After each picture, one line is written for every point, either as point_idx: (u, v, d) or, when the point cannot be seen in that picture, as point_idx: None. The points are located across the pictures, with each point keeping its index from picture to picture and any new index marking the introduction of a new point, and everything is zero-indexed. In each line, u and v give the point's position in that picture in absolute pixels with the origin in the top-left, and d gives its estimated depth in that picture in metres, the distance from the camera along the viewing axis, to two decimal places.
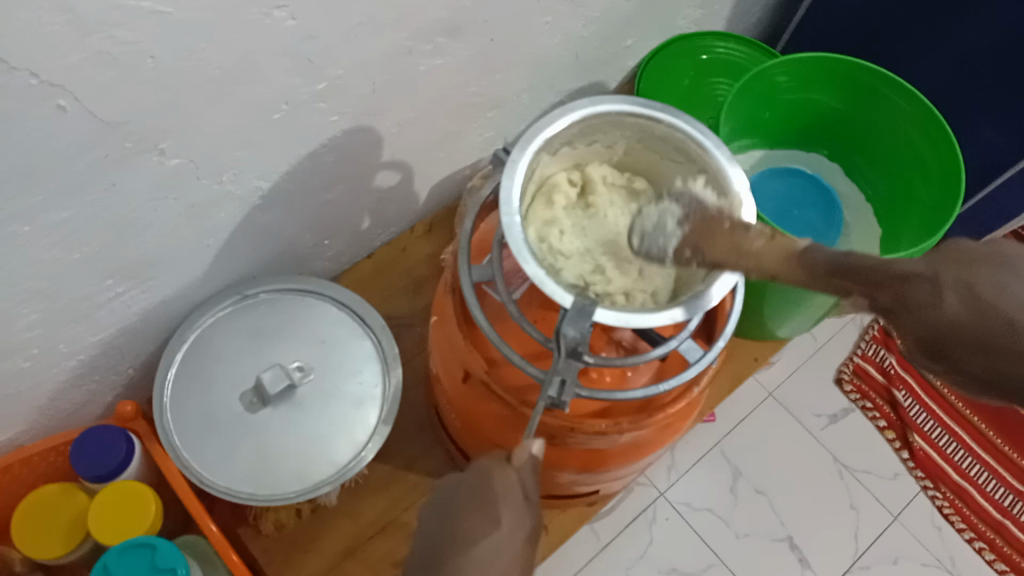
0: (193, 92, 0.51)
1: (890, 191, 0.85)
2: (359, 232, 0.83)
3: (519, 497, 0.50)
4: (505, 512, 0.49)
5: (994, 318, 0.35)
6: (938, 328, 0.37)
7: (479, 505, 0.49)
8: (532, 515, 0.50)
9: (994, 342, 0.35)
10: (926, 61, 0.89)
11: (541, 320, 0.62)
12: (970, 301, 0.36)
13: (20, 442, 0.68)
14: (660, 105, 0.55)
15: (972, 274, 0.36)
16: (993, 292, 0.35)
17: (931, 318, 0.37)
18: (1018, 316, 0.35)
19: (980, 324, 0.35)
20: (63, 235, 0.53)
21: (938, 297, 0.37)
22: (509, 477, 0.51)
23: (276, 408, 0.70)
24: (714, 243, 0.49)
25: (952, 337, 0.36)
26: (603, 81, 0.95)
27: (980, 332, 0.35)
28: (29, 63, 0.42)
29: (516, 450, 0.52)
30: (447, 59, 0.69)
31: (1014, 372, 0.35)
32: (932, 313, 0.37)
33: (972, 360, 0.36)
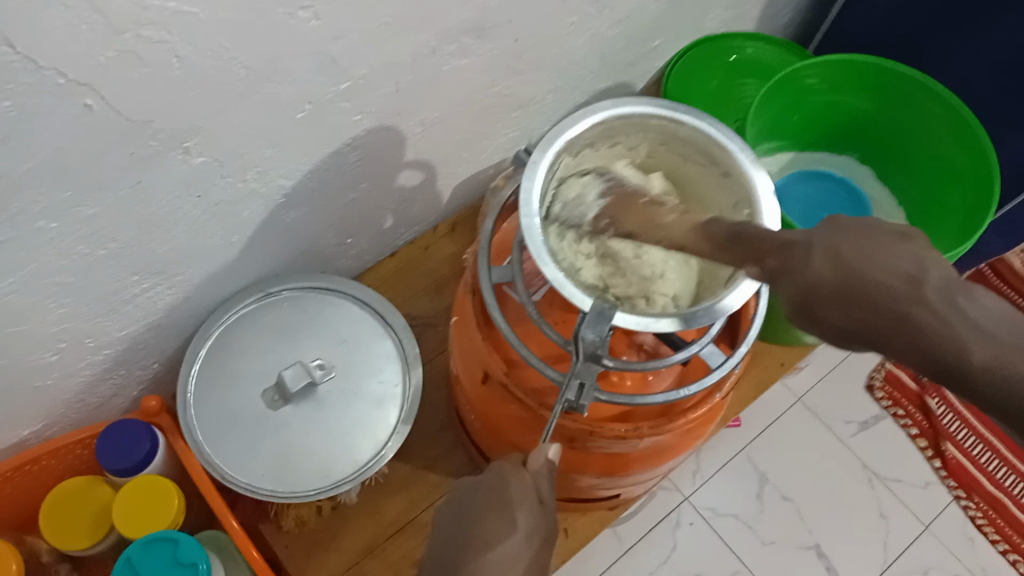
0: (217, 91, 0.52)
1: (922, 196, 0.83)
2: (383, 231, 0.84)
3: (536, 502, 0.50)
4: (521, 517, 0.48)
5: (852, 270, 0.34)
6: (803, 285, 0.36)
7: (494, 506, 0.49)
8: (548, 520, 0.50)
9: (855, 294, 0.33)
10: (961, 64, 0.87)
11: (562, 323, 0.62)
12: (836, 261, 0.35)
13: (49, 434, 0.69)
14: (683, 106, 0.54)
15: (842, 241, 0.36)
16: (863, 255, 0.34)
17: (810, 282, 0.36)
18: (874, 268, 0.34)
19: (840, 276, 0.34)
20: (90, 232, 0.54)
21: (815, 261, 0.36)
22: (525, 482, 0.50)
23: (298, 406, 0.71)
24: (631, 213, 0.53)
25: (822, 296, 0.35)
26: (631, 82, 0.94)
27: (850, 285, 0.34)
28: (56, 63, 0.42)
29: (532, 453, 0.52)
30: (471, 59, 0.68)
31: (867, 322, 0.33)
32: (805, 277, 0.36)
33: (832, 314, 0.34)
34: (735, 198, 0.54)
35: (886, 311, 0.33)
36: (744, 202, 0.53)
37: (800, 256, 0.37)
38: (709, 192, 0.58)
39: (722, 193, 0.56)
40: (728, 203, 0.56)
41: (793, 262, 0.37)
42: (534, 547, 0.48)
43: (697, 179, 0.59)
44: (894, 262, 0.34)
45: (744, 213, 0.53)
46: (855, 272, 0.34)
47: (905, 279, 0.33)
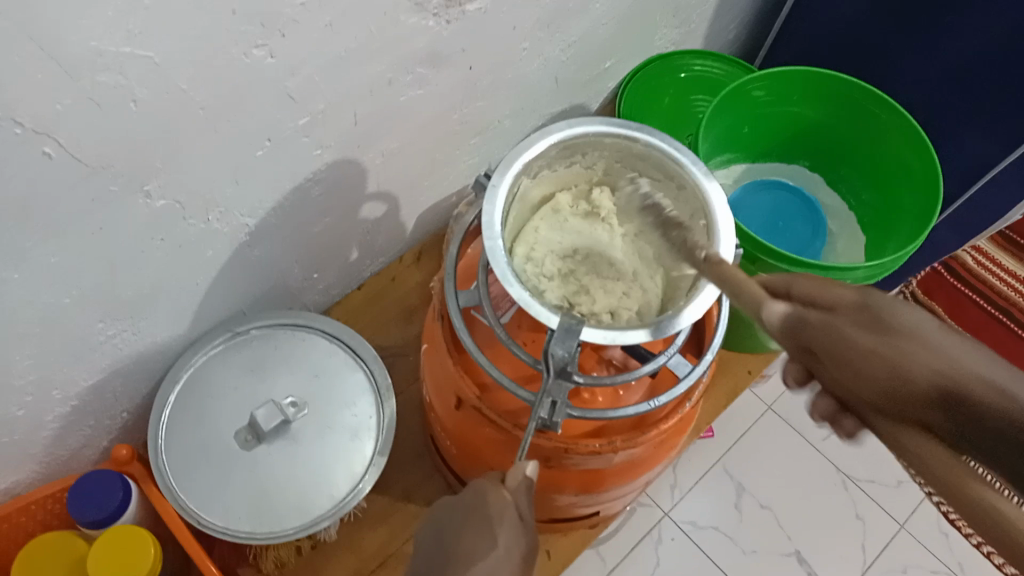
0: (177, 134, 0.52)
1: (873, 200, 0.86)
2: (349, 263, 0.84)
3: (516, 519, 0.49)
4: (501, 535, 0.48)
5: (887, 320, 0.36)
6: (831, 331, 0.37)
7: (473, 526, 0.49)
8: (529, 536, 0.50)
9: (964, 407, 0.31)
10: (902, 70, 0.91)
11: (530, 343, 0.62)
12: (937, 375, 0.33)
13: (16, 490, 0.68)
14: (635, 123, 0.55)
15: (938, 341, 0.34)
16: (968, 366, 0.32)
17: (898, 390, 0.34)
18: (918, 333, 0.34)
19: (879, 317, 0.36)
20: (52, 280, 0.54)
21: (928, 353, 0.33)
22: (505, 499, 0.50)
23: (271, 444, 0.70)
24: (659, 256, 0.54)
25: (933, 397, 0.33)
26: (585, 104, 0.96)
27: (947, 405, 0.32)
28: (14, 112, 0.43)
29: (510, 471, 0.51)
30: (427, 89, 0.70)
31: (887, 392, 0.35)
32: (901, 378, 0.34)
33: (868, 369, 0.35)
34: (692, 209, 0.56)
35: (968, 435, 0.31)
36: (701, 212, 0.54)
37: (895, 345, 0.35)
38: None
39: (679, 206, 0.58)
40: (685, 216, 0.57)
41: (863, 347, 0.36)
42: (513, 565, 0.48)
43: None
44: (954, 348, 0.33)
45: (702, 223, 0.54)
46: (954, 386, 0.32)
47: (944, 364, 0.33)
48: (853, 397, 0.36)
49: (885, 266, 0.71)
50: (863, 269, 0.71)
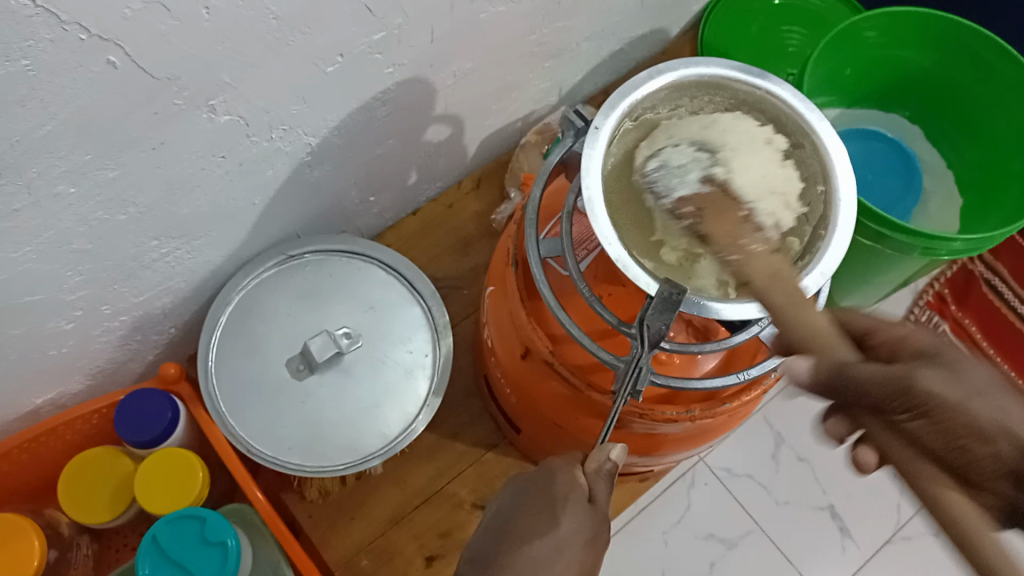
0: (251, 45, 0.47)
1: (978, 160, 0.78)
2: (406, 187, 0.79)
3: (583, 501, 0.43)
4: (565, 513, 0.42)
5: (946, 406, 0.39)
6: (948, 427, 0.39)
7: (538, 504, 0.43)
8: (599, 524, 0.43)
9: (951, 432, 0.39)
10: (1003, 22, 0.84)
11: (609, 296, 0.59)
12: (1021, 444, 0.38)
13: (64, 401, 0.66)
14: (756, 70, 0.51)
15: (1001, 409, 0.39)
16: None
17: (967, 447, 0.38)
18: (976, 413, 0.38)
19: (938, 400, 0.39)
20: (107, 195, 0.50)
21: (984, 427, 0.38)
22: (576, 481, 0.44)
23: (324, 375, 0.68)
24: (722, 218, 0.44)
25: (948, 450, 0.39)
26: (666, 28, 0.89)
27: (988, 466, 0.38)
28: (81, 18, 0.38)
29: (592, 453, 0.45)
30: (510, 6, 0.63)
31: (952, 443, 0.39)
32: (989, 461, 0.38)
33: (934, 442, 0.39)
34: None
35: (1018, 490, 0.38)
36: (820, 177, 0.50)
37: (980, 403, 0.39)
38: None
39: None
40: None
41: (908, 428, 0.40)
42: (579, 548, 0.42)
43: None
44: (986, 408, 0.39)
45: (819, 189, 0.50)
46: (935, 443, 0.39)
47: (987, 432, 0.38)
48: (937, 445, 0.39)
49: (986, 240, 0.66)
50: (961, 242, 0.65)
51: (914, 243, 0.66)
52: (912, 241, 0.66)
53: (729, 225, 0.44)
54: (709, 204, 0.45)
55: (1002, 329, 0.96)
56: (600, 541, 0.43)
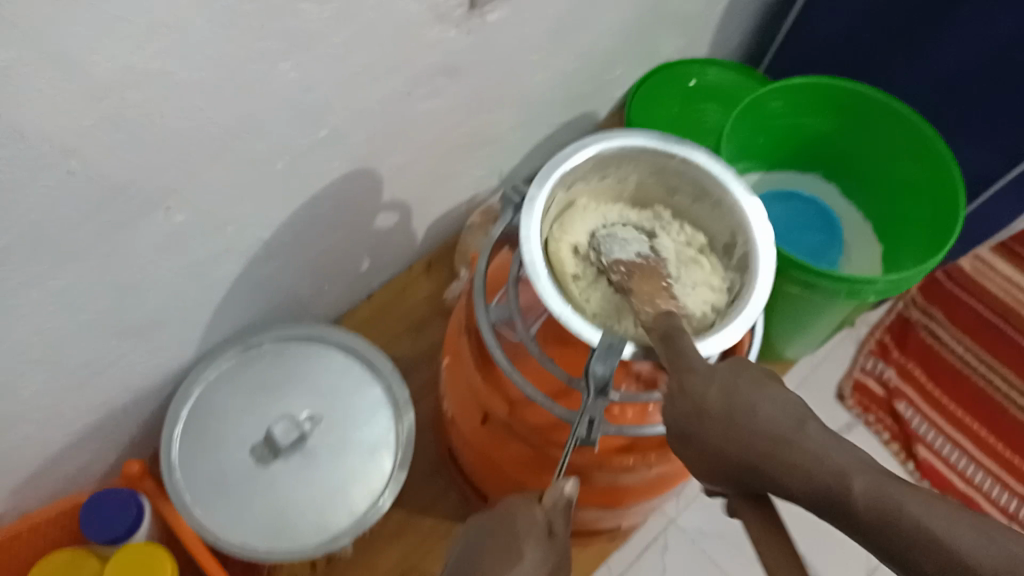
0: (205, 147, 0.51)
1: (888, 212, 0.85)
2: (358, 274, 0.82)
3: (543, 533, 0.46)
4: (527, 546, 0.44)
5: (741, 405, 0.40)
6: (694, 402, 0.41)
7: (503, 537, 0.46)
8: (559, 556, 0.46)
9: (701, 415, 0.40)
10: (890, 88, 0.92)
11: (560, 356, 0.62)
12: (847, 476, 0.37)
13: (25, 509, 0.66)
14: (673, 138, 0.56)
15: (772, 408, 0.40)
16: (850, 461, 0.37)
17: (796, 473, 0.38)
18: (761, 411, 0.40)
19: (728, 405, 0.40)
20: (68, 298, 0.52)
21: (837, 456, 0.37)
22: (535, 516, 0.47)
23: (288, 460, 0.69)
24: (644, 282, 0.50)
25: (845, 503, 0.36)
26: (595, 112, 0.95)
27: (856, 511, 0.36)
28: (43, 129, 0.41)
29: (547, 489, 0.48)
30: (444, 99, 0.68)
31: (750, 455, 0.39)
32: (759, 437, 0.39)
33: (715, 438, 0.40)
34: (729, 227, 0.57)
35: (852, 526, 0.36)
36: (740, 231, 0.55)
37: (775, 419, 0.39)
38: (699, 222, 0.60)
39: (715, 222, 0.58)
40: (720, 231, 0.58)
41: (762, 433, 0.39)
42: None
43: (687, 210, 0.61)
44: (774, 411, 0.40)
45: (741, 241, 0.55)
46: (801, 464, 0.38)
47: (782, 428, 0.39)
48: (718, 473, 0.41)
49: (906, 279, 0.71)
50: (883, 282, 0.70)
51: (838, 288, 0.71)
52: (836, 286, 0.71)
53: (650, 285, 0.50)
54: (636, 267, 0.52)
55: (940, 368, 0.99)
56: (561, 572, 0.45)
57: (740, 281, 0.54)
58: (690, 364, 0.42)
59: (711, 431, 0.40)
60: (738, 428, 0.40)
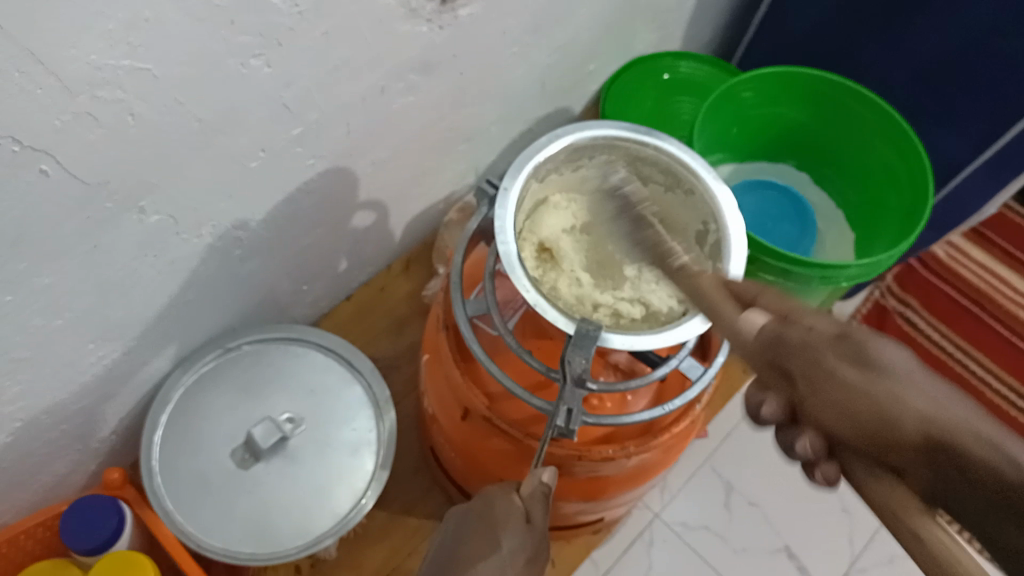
0: (178, 147, 0.51)
1: (859, 198, 0.86)
2: (337, 274, 0.82)
3: (520, 522, 0.46)
4: (505, 535, 0.45)
5: (830, 348, 0.33)
6: (792, 340, 0.35)
7: (482, 526, 0.46)
8: (538, 542, 0.46)
9: (782, 366, 0.35)
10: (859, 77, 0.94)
11: (539, 349, 0.62)
12: (925, 427, 0.29)
13: (5, 520, 0.65)
14: (645, 128, 0.56)
15: (880, 356, 0.32)
16: (945, 410, 0.29)
17: (880, 432, 0.31)
18: (843, 369, 0.32)
19: (821, 344, 0.33)
20: (44, 303, 0.52)
21: (932, 401, 0.30)
22: (513, 505, 0.47)
23: (269, 462, 0.69)
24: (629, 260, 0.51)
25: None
26: (569, 107, 0.95)
27: (944, 463, 0.29)
28: (13, 131, 0.41)
29: (525, 478, 0.48)
30: (418, 96, 0.68)
31: (843, 416, 0.32)
32: (840, 385, 0.32)
33: (801, 391, 0.34)
34: (701, 215, 0.57)
35: (944, 485, 0.29)
36: (712, 218, 0.55)
37: (865, 368, 0.32)
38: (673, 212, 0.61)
39: (687, 211, 0.59)
40: (693, 220, 0.58)
41: (852, 387, 0.32)
42: (521, 565, 0.45)
43: None
44: (867, 365, 0.32)
45: (712, 229, 0.55)
46: (946, 437, 0.29)
47: (878, 385, 0.31)
48: (819, 435, 0.34)
49: (879, 263, 0.72)
50: (856, 268, 0.71)
51: (813, 274, 0.72)
52: (811, 273, 0.72)
53: None
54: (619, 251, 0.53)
55: (920, 357, 1.00)
56: (539, 559, 0.46)
57: (713, 268, 0.55)
58: (806, 328, 0.35)
59: (791, 367, 0.34)
60: (818, 376, 0.33)
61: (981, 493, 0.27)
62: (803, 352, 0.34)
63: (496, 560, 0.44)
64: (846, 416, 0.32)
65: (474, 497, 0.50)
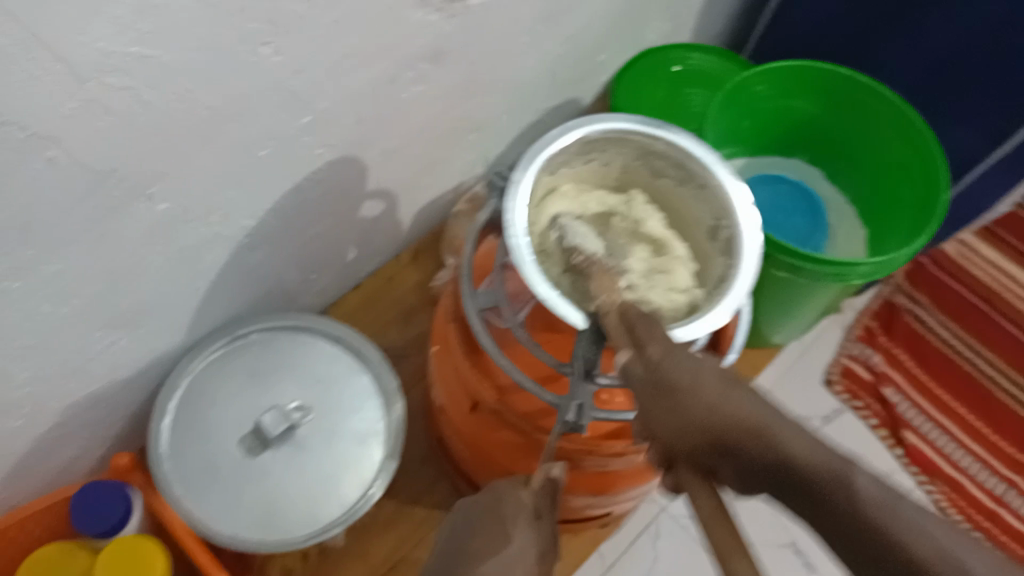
0: (188, 135, 0.50)
1: (875, 194, 0.85)
2: (346, 264, 0.82)
3: (530, 517, 0.46)
4: (516, 529, 0.45)
5: (684, 380, 0.38)
6: (659, 370, 0.39)
7: (492, 520, 0.46)
8: (548, 539, 0.46)
9: (651, 395, 0.39)
10: None
11: (549, 342, 0.61)
12: (783, 454, 0.35)
13: (14, 504, 0.66)
14: (658, 120, 0.56)
15: (734, 396, 0.38)
16: (797, 443, 0.35)
17: (739, 450, 0.37)
18: (708, 395, 0.38)
19: (675, 377, 0.39)
20: (53, 289, 0.52)
21: (799, 437, 0.36)
22: (523, 499, 0.47)
23: (278, 450, 0.69)
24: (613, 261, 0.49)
25: (810, 484, 0.34)
26: (580, 97, 0.94)
27: (794, 486, 0.35)
28: (21, 118, 0.41)
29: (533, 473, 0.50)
30: (428, 85, 0.67)
31: (706, 436, 0.37)
32: (708, 411, 0.37)
33: (665, 410, 0.39)
34: (714, 210, 0.56)
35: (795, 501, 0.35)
36: (725, 213, 0.55)
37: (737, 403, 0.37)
38: (685, 205, 0.60)
39: (700, 205, 0.58)
40: (706, 215, 0.57)
41: (714, 411, 0.37)
42: (531, 562, 0.44)
43: (673, 193, 0.60)
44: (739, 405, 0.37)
45: (725, 224, 0.55)
46: (791, 460, 0.35)
47: (750, 421, 0.37)
48: (680, 454, 0.39)
49: (895, 260, 0.71)
50: (869, 265, 0.70)
51: (825, 271, 0.71)
52: (824, 269, 0.71)
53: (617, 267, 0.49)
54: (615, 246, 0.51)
55: (931, 356, 0.99)
56: (548, 556, 0.46)
57: (726, 264, 0.54)
58: (653, 346, 0.40)
59: (650, 395, 0.39)
60: (678, 397, 0.38)
61: (835, 508, 0.33)
62: (671, 376, 0.39)
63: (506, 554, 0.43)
64: (732, 436, 0.37)
65: (482, 491, 0.50)
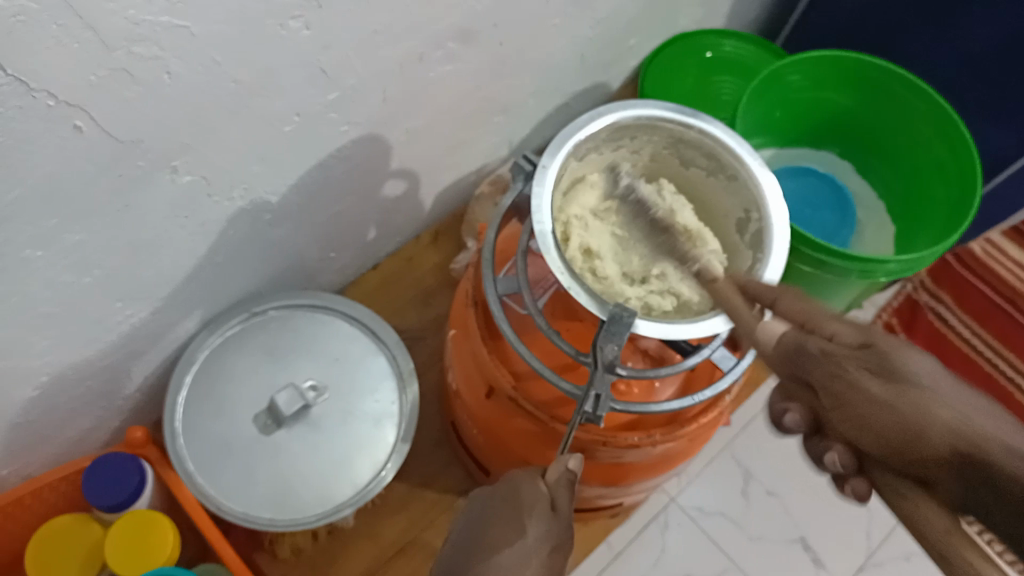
0: (214, 107, 0.50)
1: (904, 190, 0.84)
2: (366, 243, 0.81)
3: (546, 509, 0.45)
4: (530, 522, 0.44)
5: (874, 349, 0.32)
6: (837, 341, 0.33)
7: (508, 512, 0.45)
8: (563, 531, 0.45)
9: (813, 364, 0.33)
10: None
11: (568, 332, 0.61)
12: (964, 443, 0.28)
13: (29, 471, 0.66)
14: (691, 109, 0.55)
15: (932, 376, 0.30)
16: (986, 428, 0.28)
17: (911, 438, 0.29)
18: (898, 362, 0.31)
19: (858, 341, 0.33)
20: (73, 259, 0.51)
21: (985, 423, 0.28)
22: (539, 490, 0.47)
23: (292, 429, 0.68)
24: None
25: (997, 483, 0.27)
26: (608, 82, 0.93)
27: (976, 478, 0.28)
28: (49, 86, 0.40)
29: (551, 465, 0.48)
30: (456, 64, 0.66)
31: (876, 421, 0.30)
32: (875, 388, 0.31)
33: (847, 389, 0.32)
34: (744, 202, 0.56)
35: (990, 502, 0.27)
36: (754, 206, 0.54)
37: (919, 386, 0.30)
38: (714, 197, 0.59)
39: (729, 197, 0.57)
40: (735, 207, 0.57)
41: (879, 395, 0.31)
42: (545, 555, 0.43)
43: (701, 183, 0.60)
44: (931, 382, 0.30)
45: (755, 217, 0.54)
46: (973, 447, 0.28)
47: (937, 408, 0.29)
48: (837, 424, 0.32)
49: (921, 259, 0.69)
50: (896, 263, 0.69)
51: (852, 267, 0.70)
52: (850, 266, 0.70)
53: None
54: None
55: (948, 358, 0.97)
56: (564, 550, 0.45)
57: (755, 258, 0.53)
58: (834, 326, 0.34)
59: (810, 373, 0.33)
60: (849, 378, 0.32)
61: None
62: (884, 349, 0.32)
63: (521, 547, 0.43)
64: (895, 420, 0.30)
65: (497, 482, 0.49)
